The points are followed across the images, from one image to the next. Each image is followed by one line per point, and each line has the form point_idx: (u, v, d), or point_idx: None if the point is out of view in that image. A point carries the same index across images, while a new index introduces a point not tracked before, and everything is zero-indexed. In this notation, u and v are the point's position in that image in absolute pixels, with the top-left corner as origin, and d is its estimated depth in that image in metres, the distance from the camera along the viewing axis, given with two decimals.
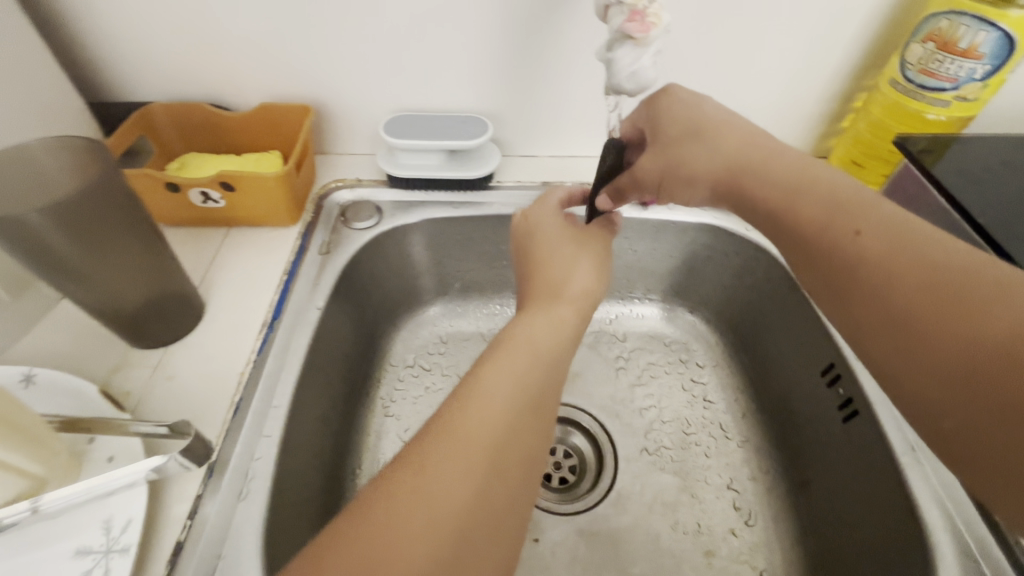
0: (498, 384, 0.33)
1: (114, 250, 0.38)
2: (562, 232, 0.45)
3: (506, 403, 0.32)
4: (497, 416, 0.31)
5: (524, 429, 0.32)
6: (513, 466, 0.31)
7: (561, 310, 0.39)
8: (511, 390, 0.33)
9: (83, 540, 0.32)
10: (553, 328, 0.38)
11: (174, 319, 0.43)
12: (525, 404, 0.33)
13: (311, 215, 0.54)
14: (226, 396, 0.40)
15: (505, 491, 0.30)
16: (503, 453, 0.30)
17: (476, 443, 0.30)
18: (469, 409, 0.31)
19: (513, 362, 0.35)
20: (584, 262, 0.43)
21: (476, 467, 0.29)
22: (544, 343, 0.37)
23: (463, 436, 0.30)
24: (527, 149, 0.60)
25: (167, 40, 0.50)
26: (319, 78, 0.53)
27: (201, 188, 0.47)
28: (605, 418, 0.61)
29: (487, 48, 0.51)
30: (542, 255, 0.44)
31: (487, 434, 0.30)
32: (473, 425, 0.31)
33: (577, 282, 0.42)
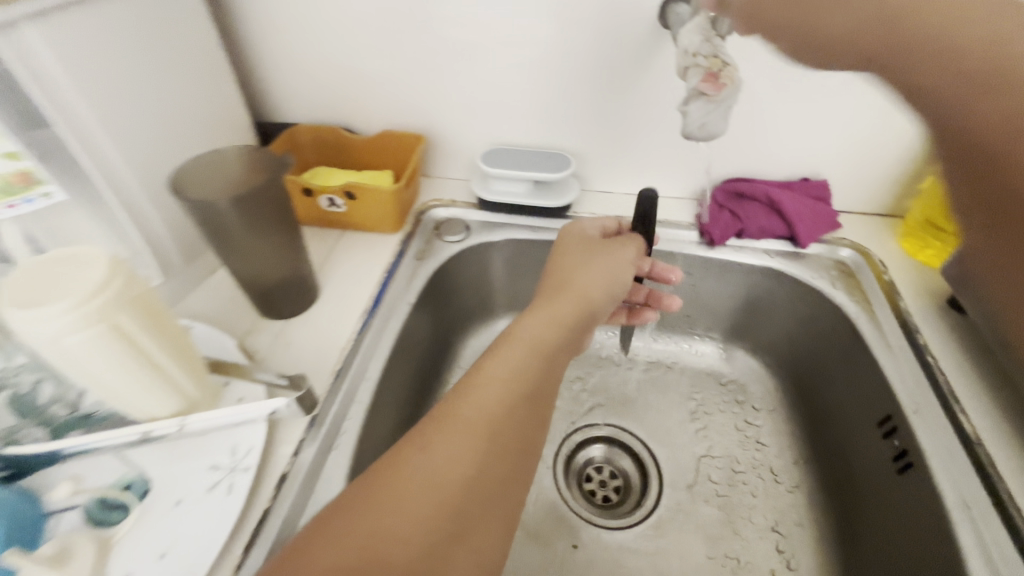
0: (495, 379, 0.38)
1: (268, 235, 0.48)
2: (587, 244, 0.50)
3: (504, 393, 0.38)
4: (495, 404, 0.37)
5: (518, 411, 0.37)
6: (508, 445, 0.36)
7: (562, 310, 0.44)
8: (503, 381, 0.38)
9: (214, 459, 0.40)
10: (550, 326, 0.43)
11: (297, 298, 0.52)
12: (518, 391, 0.38)
13: (411, 226, 0.63)
14: (330, 365, 0.48)
15: (501, 467, 0.35)
16: (499, 435, 0.36)
17: (472, 427, 0.35)
18: (467, 400, 0.37)
19: (511, 357, 0.40)
20: (598, 271, 0.47)
21: (472, 447, 0.34)
22: (542, 339, 0.42)
23: (463, 422, 0.36)
24: (604, 186, 0.66)
25: (319, 75, 0.61)
26: (433, 112, 0.62)
27: (330, 195, 0.57)
28: (654, 444, 0.63)
29: (578, 94, 0.58)
30: (557, 272, 0.48)
31: (483, 418, 0.36)
32: (469, 411, 0.36)
33: (590, 285, 0.46)
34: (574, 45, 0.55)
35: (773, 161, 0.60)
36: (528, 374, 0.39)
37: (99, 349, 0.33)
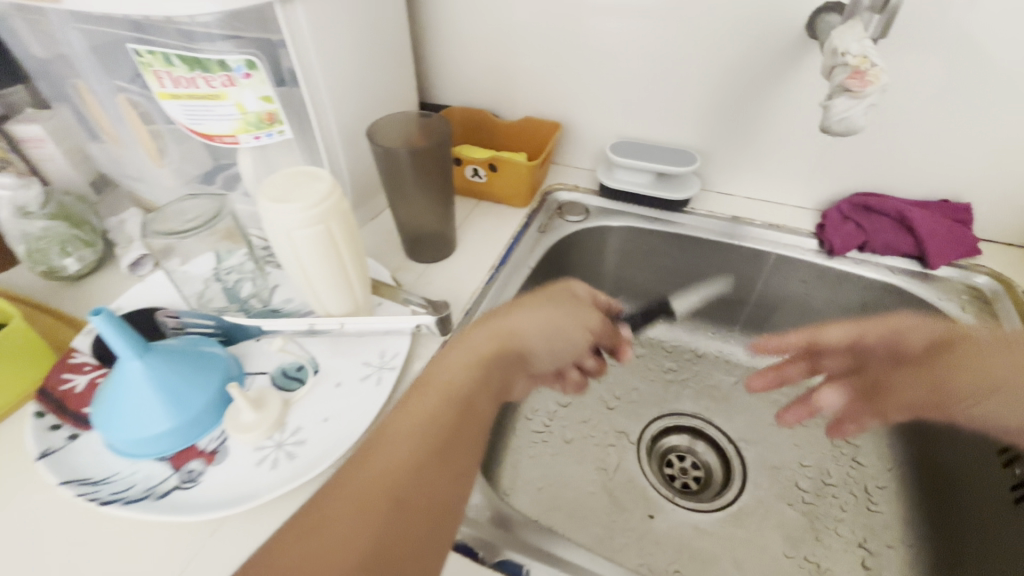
0: (404, 430, 0.33)
1: (429, 187, 0.57)
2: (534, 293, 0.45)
3: (413, 446, 0.33)
4: (400, 459, 0.32)
5: (420, 475, 0.32)
6: (414, 511, 0.30)
7: (483, 344, 0.39)
8: (413, 436, 0.33)
9: (367, 358, 0.49)
10: (477, 368, 0.38)
11: (438, 247, 0.61)
12: (426, 450, 0.33)
13: (537, 204, 0.70)
14: (461, 305, 0.56)
15: (405, 536, 0.29)
16: (406, 497, 0.31)
17: (372, 490, 0.30)
18: (367, 458, 0.32)
19: (427, 404, 0.35)
20: (543, 313, 0.42)
21: (370, 511, 0.29)
22: (461, 381, 0.37)
23: (359, 485, 0.31)
24: (723, 188, 0.69)
25: (475, 65, 0.70)
26: (572, 106, 0.69)
27: (475, 165, 0.66)
28: (741, 443, 0.64)
29: (711, 97, 0.62)
30: (500, 318, 0.42)
31: (385, 477, 0.31)
32: (371, 474, 0.31)
33: (525, 332, 0.41)
34: (716, 52, 0.59)
35: (907, 179, 0.60)
36: (444, 428, 0.34)
37: (314, 246, 0.43)
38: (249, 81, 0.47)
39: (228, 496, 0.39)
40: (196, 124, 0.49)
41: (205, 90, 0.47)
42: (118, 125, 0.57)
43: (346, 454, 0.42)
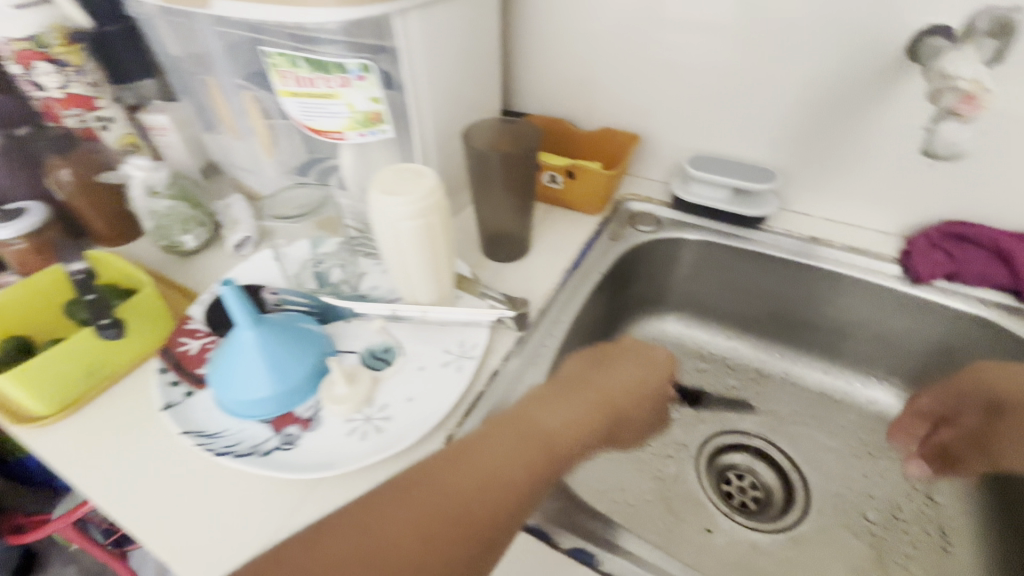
0: (494, 455, 0.35)
1: (513, 190, 0.59)
2: (616, 357, 0.49)
3: (501, 472, 0.34)
4: (479, 478, 0.33)
5: (503, 495, 0.33)
6: (480, 533, 0.31)
7: (582, 401, 0.42)
8: (505, 464, 0.35)
9: (447, 346, 0.52)
10: (569, 418, 0.41)
11: (514, 247, 0.63)
12: (516, 489, 0.34)
13: (609, 212, 0.71)
14: (535, 303, 0.58)
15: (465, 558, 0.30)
16: (481, 517, 0.32)
17: (451, 498, 0.32)
18: (456, 467, 0.34)
19: (516, 436, 0.37)
20: (626, 376, 0.47)
21: (444, 521, 0.31)
22: (552, 425, 0.39)
23: (441, 487, 0.32)
24: (802, 207, 0.68)
25: (560, 76, 0.73)
26: (651, 118, 0.70)
27: (553, 171, 0.68)
28: (806, 467, 0.63)
29: (797, 116, 0.62)
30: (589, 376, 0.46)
31: (466, 490, 0.32)
32: (455, 484, 0.33)
33: (602, 389, 0.45)
34: (809, 71, 0.59)
35: (1006, 209, 0.57)
36: (536, 464, 0.36)
37: (413, 237, 0.46)
38: (362, 83, 0.51)
39: (322, 459, 0.43)
40: (309, 120, 0.54)
41: (321, 89, 0.52)
42: (239, 118, 0.63)
43: (428, 433, 0.45)
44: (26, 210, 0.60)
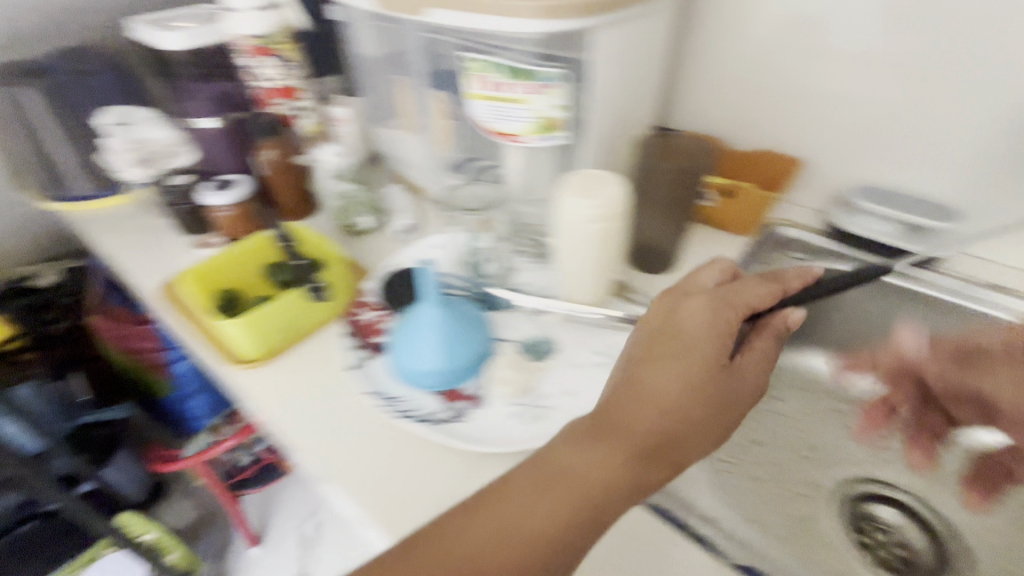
0: (504, 513, 0.37)
1: (678, 204, 0.61)
2: (683, 347, 0.42)
3: (509, 534, 0.36)
4: (484, 541, 0.35)
5: (511, 560, 0.35)
6: None
7: (615, 435, 0.39)
8: (512, 524, 0.36)
9: (603, 347, 0.53)
10: (601, 462, 0.38)
11: (664, 260, 0.64)
12: (523, 552, 0.35)
13: (757, 235, 0.70)
14: None
15: None
16: None
17: (452, 563, 0.35)
18: (464, 528, 0.36)
19: (531, 489, 0.37)
20: (682, 372, 0.40)
21: None
22: (576, 472, 0.38)
23: (445, 550, 0.36)
24: (983, 253, 0.63)
25: (723, 98, 0.72)
26: (815, 146, 0.68)
27: (706, 187, 0.68)
28: (961, 534, 0.58)
29: (995, 156, 0.57)
30: (636, 386, 0.41)
31: (467, 553, 0.35)
32: (460, 546, 0.36)
33: (638, 418, 0.39)
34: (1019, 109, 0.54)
35: None
36: (561, 518, 0.36)
37: (592, 236, 0.48)
38: (551, 90, 0.54)
39: (490, 437, 0.46)
40: (492, 122, 0.58)
41: (512, 94, 0.55)
42: (420, 116, 0.68)
43: None
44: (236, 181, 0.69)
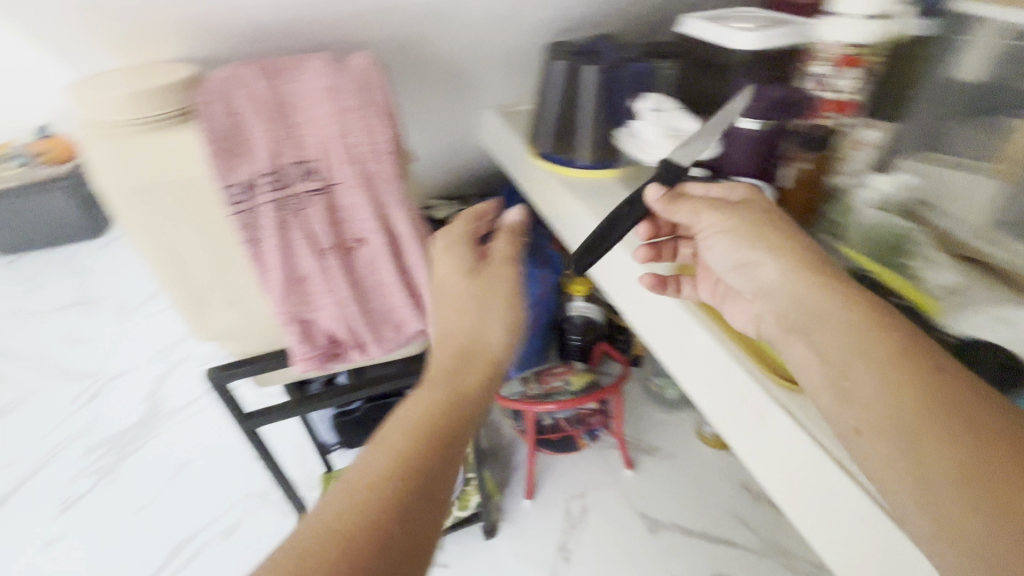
0: (378, 459, 0.45)
1: None
2: (459, 287, 0.62)
3: (391, 463, 0.45)
4: (368, 481, 0.43)
5: (398, 476, 0.44)
6: (390, 519, 0.41)
7: (428, 389, 0.52)
8: (384, 461, 0.45)
9: None
10: (424, 402, 0.51)
11: None
12: (404, 465, 0.45)
13: None
14: None
15: (396, 532, 0.41)
16: (391, 503, 0.42)
17: (354, 509, 0.41)
18: (343, 493, 0.43)
19: (388, 439, 0.47)
20: (482, 312, 0.59)
21: (345, 530, 0.40)
22: (422, 405, 0.51)
23: (340, 506, 0.41)
24: None
25: None
26: None
27: None
28: None
29: None
30: (449, 329, 0.59)
31: (363, 497, 0.42)
32: (347, 503, 0.42)
33: (439, 362, 0.56)
34: None
35: None
36: (417, 438, 0.47)
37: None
38: None
39: None
40: None
41: None
42: None
43: None
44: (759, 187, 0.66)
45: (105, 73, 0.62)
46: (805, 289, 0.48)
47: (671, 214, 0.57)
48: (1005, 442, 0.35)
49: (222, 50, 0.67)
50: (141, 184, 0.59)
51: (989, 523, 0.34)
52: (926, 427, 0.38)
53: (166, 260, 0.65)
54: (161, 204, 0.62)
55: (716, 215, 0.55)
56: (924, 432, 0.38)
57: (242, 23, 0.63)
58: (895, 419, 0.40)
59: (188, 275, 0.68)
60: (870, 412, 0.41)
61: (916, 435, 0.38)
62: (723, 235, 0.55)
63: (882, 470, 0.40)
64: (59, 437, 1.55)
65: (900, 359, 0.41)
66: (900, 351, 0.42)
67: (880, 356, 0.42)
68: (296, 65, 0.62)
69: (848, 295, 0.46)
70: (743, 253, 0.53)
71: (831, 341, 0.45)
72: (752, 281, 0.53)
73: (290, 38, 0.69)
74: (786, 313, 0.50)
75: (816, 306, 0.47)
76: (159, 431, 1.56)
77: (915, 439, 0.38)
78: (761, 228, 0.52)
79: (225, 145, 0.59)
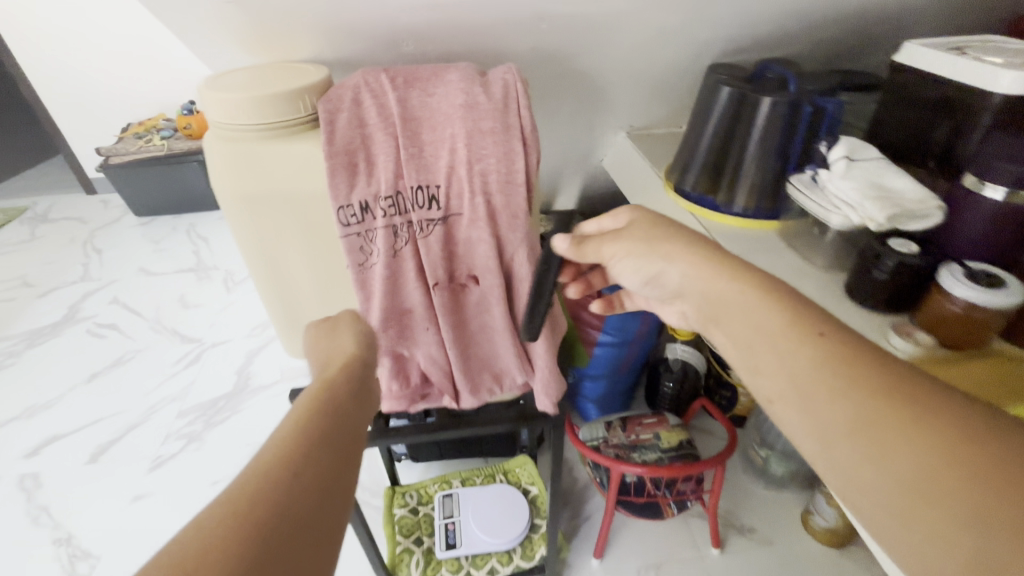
0: (309, 394, 0.40)
1: None
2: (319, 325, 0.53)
3: (336, 395, 0.41)
4: (315, 405, 0.39)
5: (340, 402, 0.41)
6: (342, 441, 0.38)
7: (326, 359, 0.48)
8: (313, 395, 0.40)
9: None
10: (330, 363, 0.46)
11: None
12: (337, 394, 0.41)
13: None
14: None
15: (346, 449, 0.38)
16: (339, 425, 0.39)
17: (310, 421, 0.38)
18: (294, 418, 0.38)
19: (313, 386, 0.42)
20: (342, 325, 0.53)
21: (300, 443, 0.35)
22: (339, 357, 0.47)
23: (292, 427, 0.37)
24: None
25: None
26: None
27: None
28: None
29: None
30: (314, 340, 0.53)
31: (317, 414, 0.38)
32: (296, 422, 0.37)
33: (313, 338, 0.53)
34: None
35: None
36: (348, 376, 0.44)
37: None
38: None
39: None
40: None
41: None
42: None
43: None
44: (1003, 283, 0.51)
45: (236, 70, 0.58)
46: (710, 276, 0.43)
47: (585, 254, 0.54)
48: (893, 382, 0.32)
49: (357, 53, 0.62)
50: (258, 196, 0.55)
51: (886, 477, 0.30)
52: (838, 385, 0.33)
53: (273, 274, 0.61)
54: (274, 218, 0.57)
55: (614, 239, 0.51)
56: (818, 390, 0.34)
57: (382, 26, 0.57)
58: (807, 392, 0.34)
59: (293, 291, 0.63)
60: (740, 343, 0.40)
61: (809, 396, 0.34)
62: (626, 259, 0.50)
63: (797, 434, 0.35)
64: (161, 395, 1.55)
65: (789, 323, 0.37)
66: (785, 315, 0.37)
67: (771, 319, 0.38)
68: (434, 77, 0.55)
69: (731, 268, 0.42)
70: (646, 265, 0.48)
71: (733, 322, 0.41)
72: (664, 289, 0.49)
73: (429, 44, 0.62)
74: (650, 280, 0.49)
75: (714, 288, 0.42)
76: (250, 406, 1.52)
77: (814, 399, 0.34)
78: (653, 235, 0.48)
79: (349, 161, 0.53)
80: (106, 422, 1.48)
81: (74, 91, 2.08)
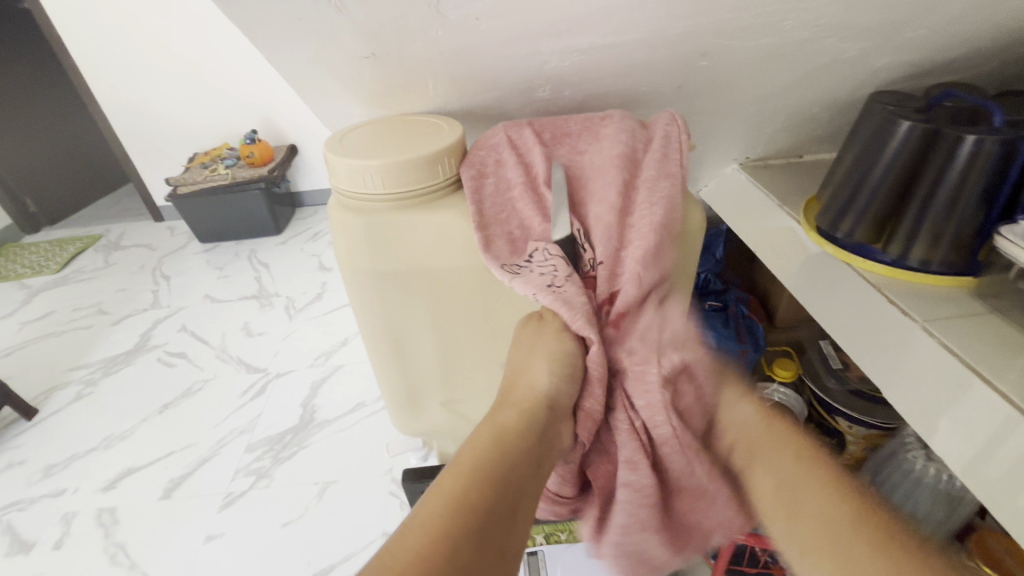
0: (478, 443, 0.37)
1: None
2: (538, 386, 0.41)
3: (503, 453, 0.36)
4: (481, 457, 0.36)
5: (509, 470, 0.36)
6: (492, 527, 0.33)
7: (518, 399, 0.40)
8: (481, 449, 0.36)
9: None
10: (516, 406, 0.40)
11: None
12: (506, 454, 0.36)
13: None
14: None
15: (494, 538, 0.32)
16: (495, 502, 0.34)
17: (467, 484, 0.34)
18: (452, 471, 0.35)
19: (479, 435, 0.38)
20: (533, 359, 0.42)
21: (448, 509, 0.32)
22: (519, 406, 0.40)
23: (445, 487, 0.33)
24: None
25: None
26: None
27: None
28: None
29: None
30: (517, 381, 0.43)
31: (476, 478, 0.34)
32: (454, 480, 0.34)
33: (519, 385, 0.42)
34: None
35: None
36: (523, 431, 0.38)
37: None
38: None
39: None
40: None
41: None
42: None
43: None
44: None
45: (360, 128, 0.52)
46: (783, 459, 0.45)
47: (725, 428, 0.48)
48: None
49: (484, 100, 0.55)
50: (391, 271, 0.49)
51: None
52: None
53: (400, 347, 0.55)
54: (408, 293, 0.51)
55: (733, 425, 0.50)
56: None
57: (526, 72, 0.50)
58: None
59: (416, 366, 0.57)
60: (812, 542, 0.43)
61: None
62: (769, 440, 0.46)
63: None
64: (231, 426, 1.41)
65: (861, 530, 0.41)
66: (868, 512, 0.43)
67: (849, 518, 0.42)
68: (586, 132, 0.51)
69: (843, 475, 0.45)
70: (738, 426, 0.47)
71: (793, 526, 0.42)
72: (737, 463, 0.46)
73: (569, 88, 0.55)
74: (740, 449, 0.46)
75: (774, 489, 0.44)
76: (319, 441, 1.33)
77: None
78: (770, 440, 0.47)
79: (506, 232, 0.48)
80: (177, 455, 1.35)
81: (150, 122, 2.13)
